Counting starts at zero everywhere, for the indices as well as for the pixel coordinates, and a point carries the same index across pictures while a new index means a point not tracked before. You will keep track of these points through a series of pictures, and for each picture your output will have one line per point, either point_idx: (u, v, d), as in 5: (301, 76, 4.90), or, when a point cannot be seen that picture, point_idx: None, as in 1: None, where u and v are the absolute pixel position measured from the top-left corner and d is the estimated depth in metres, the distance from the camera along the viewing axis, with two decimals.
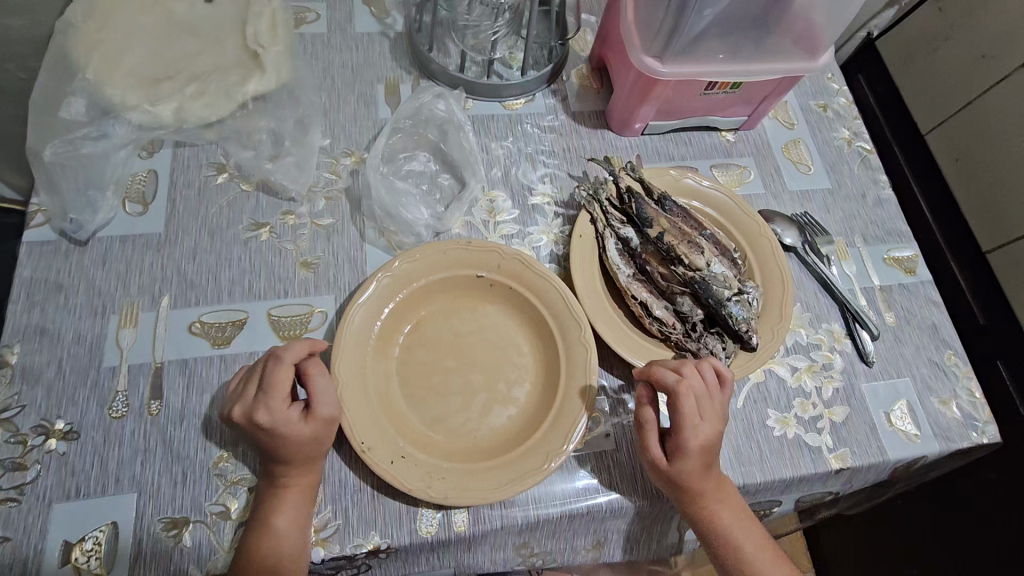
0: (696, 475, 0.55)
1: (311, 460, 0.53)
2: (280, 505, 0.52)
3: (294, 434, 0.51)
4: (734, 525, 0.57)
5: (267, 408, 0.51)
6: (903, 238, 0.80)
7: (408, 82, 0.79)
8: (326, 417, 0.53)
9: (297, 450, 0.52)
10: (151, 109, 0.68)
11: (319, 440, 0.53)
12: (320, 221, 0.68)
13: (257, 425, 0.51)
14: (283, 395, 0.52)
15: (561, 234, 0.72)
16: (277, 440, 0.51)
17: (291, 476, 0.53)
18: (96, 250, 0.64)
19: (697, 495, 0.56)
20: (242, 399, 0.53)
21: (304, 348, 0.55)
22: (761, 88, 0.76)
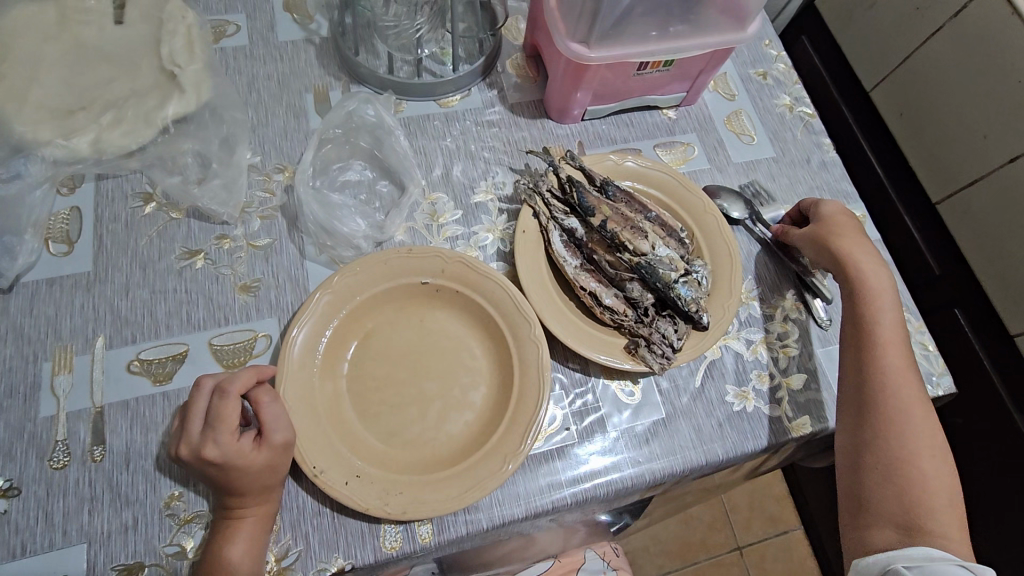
0: (848, 241, 0.67)
1: (266, 487, 0.52)
2: (232, 535, 0.51)
3: (247, 465, 0.50)
4: (886, 300, 0.64)
5: (215, 443, 0.50)
6: (850, 200, 0.80)
7: (338, 89, 0.77)
8: (281, 444, 0.52)
9: (249, 480, 0.51)
10: (66, 143, 0.65)
11: (274, 466, 0.52)
12: (257, 243, 0.67)
13: (207, 460, 0.50)
14: (231, 427, 0.51)
15: (506, 230, 0.71)
16: (228, 471, 0.50)
17: (247, 504, 0.52)
18: (22, 298, 0.61)
19: (869, 271, 0.65)
20: (186, 434, 0.51)
21: (252, 375, 0.53)
22: (695, 63, 0.75)
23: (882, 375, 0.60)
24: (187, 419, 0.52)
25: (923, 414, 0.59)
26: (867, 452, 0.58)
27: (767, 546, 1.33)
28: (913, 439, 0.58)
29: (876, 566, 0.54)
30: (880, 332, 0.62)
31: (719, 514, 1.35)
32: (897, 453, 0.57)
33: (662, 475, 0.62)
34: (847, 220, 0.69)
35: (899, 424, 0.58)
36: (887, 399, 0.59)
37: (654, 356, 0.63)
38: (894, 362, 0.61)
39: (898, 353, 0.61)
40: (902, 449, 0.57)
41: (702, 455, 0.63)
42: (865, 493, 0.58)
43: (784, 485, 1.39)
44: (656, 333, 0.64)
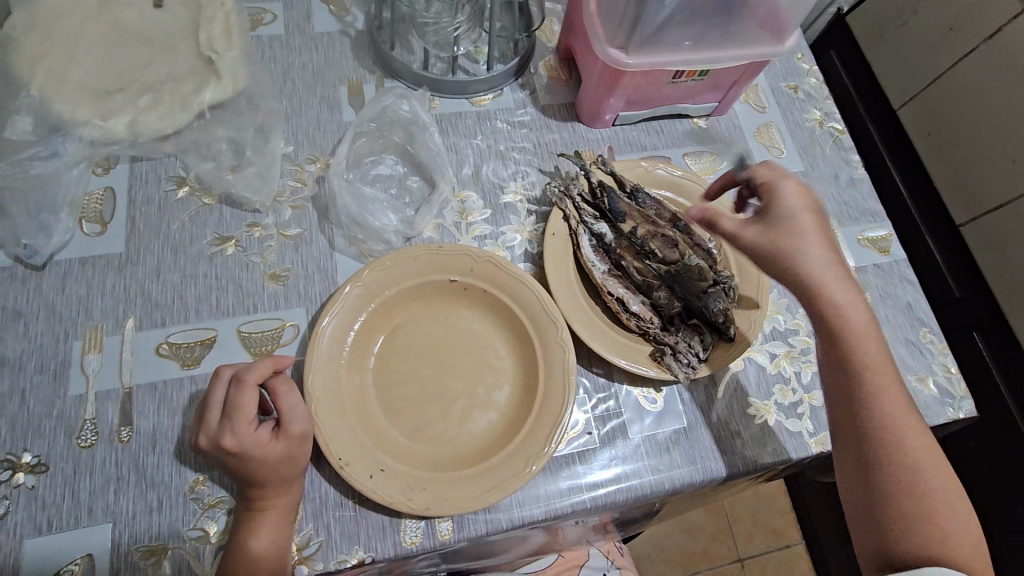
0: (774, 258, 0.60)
1: (286, 479, 0.52)
2: (255, 527, 0.51)
3: (264, 455, 0.51)
4: (863, 322, 0.59)
5: (233, 433, 0.50)
6: (877, 218, 0.80)
7: (372, 82, 0.77)
8: (298, 433, 0.53)
9: (270, 472, 0.51)
10: (103, 124, 0.65)
11: (294, 458, 0.53)
12: (288, 232, 0.67)
13: (225, 450, 0.50)
14: (249, 417, 0.51)
15: (535, 231, 0.71)
16: (247, 461, 0.51)
17: (269, 496, 0.52)
18: (54, 276, 0.61)
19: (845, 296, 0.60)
20: (205, 423, 0.52)
21: (269, 366, 0.54)
22: (729, 73, 0.75)
23: (875, 421, 0.56)
24: (204, 408, 0.52)
25: (924, 453, 0.55)
26: (876, 507, 0.54)
27: (769, 558, 1.33)
28: (920, 485, 0.54)
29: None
30: (863, 364, 0.57)
31: (722, 524, 1.36)
32: (909, 505, 0.53)
33: (681, 485, 0.62)
34: (801, 214, 0.61)
35: (904, 473, 0.54)
36: (883, 449, 0.55)
37: (679, 365, 0.63)
38: (882, 399, 0.56)
39: (887, 388, 0.57)
40: (913, 499, 0.54)
41: (722, 466, 0.63)
42: (882, 548, 0.54)
43: (788, 498, 1.39)
44: (681, 342, 0.64)
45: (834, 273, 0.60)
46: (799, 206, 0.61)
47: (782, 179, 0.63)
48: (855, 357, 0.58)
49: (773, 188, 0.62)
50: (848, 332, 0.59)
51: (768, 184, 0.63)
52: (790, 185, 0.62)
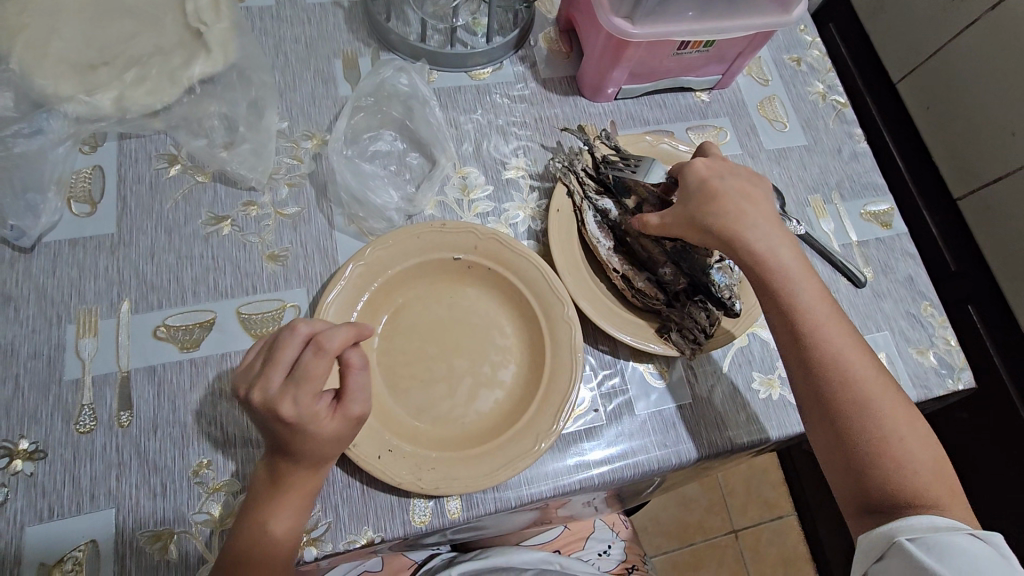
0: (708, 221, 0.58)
1: (325, 460, 0.49)
2: (276, 508, 0.49)
3: (317, 432, 0.47)
4: (793, 264, 0.57)
5: (294, 401, 0.47)
6: (879, 191, 0.80)
7: (368, 55, 0.74)
8: (353, 417, 0.49)
9: (311, 452, 0.48)
10: (89, 100, 0.62)
11: (339, 442, 0.49)
12: (285, 211, 0.65)
13: (280, 416, 0.47)
14: (317, 388, 0.47)
15: (538, 208, 0.70)
16: (297, 434, 0.47)
17: (297, 476, 0.49)
18: (43, 258, 0.59)
19: (754, 242, 0.57)
20: (265, 381, 0.47)
21: (350, 336, 0.48)
22: (734, 45, 0.73)
23: (820, 365, 0.54)
24: (270, 361, 0.48)
25: (874, 388, 0.54)
26: (838, 453, 0.53)
27: (762, 530, 1.36)
28: (875, 421, 0.53)
29: (878, 545, 0.50)
30: (808, 316, 0.55)
31: (716, 498, 1.37)
32: (868, 444, 0.52)
33: (689, 460, 0.62)
34: (711, 180, 0.60)
35: (857, 413, 0.53)
36: (831, 393, 0.54)
37: (685, 341, 0.63)
38: (824, 340, 0.55)
39: (829, 327, 0.55)
40: (870, 438, 0.52)
41: (729, 440, 0.63)
42: (853, 488, 0.53)
43: (781, 472, 1.41)
44: (687, 318, 0.63)
45: (756, 225, 0.58)
46: (709, 174, 0.61)
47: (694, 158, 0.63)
48: (792, 302, 0.56)
49: (686, 166, 0.62)
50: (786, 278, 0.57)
51: (677, 168, 0.63)
52: (706, 160, 0.62)
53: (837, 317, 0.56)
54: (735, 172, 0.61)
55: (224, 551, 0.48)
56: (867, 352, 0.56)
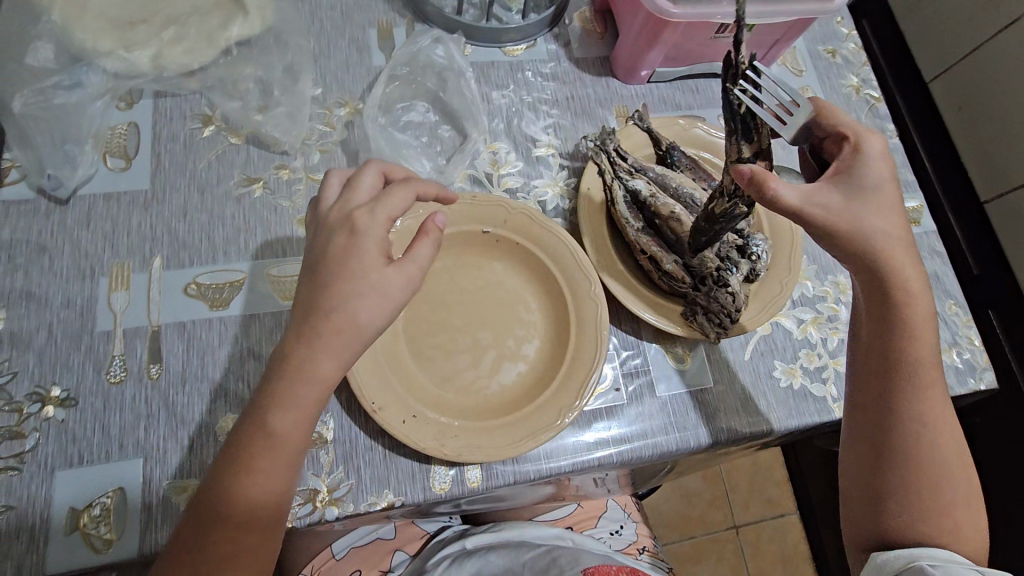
0: (871, 227, 0.50)
1: (352, 329, 0.45)
2: (281, 403, 0.45)
3: (371, 264, 0.46)
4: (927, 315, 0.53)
5: (371, 210, 0.47)
6: (910, 188, 0.79)
7: (402, 26, 0.74)
8: (402, 270, 0.46)
9: (352, 308, 0.45)
10: (127, 56, 0.62)
11: (385, 298, 0.46)
12: (317, 176, 0.65)
13: (352, 222, 0.47)
14: (390, 218, 0.48)
15: (567, 187, 0.70)
16: (352, 260, 0.45)
17: (321, 349, 0.44)
18: (78, 210, 0.60)
19: (911, 277, 0.52)
20: (347, 199, 0.49)
21: (434, 191, 0.53)
22: (772, 32, 0.72)
23: (914, 416, 0.53)
24: (352, 185, 0.50)
25: (953, 451, 0.54)
26: (886, 496, 0.54)
27: (763, 526, 1.36)
28: (941, 481, 0.53)
29: (893, 564, 0.51)
30: (914, 371, 0.53)
31: (719, 492, 1.38)
32: (927, 500, 0.53)
33: (707, 443, 0.62)
34: (883, 179, 0.51)
35: (929, 470, 0.53)
36: (914, 446, 0.53)
37: (711, 325, 0.62)
38: (931, 395, 0.53)
39: (937, 384, 0.54)
40: (930, 494, 0.53)
41: (748, 427, 0.63)
42: (874, 530, 0.55)
43: (785, 471, 1.41)
44: (716, 302, 0.62)
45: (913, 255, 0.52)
46: (881, 171, 0.52)
47: (870, 131, 0.53)
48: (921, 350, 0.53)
49: (863, 146, 0.52)
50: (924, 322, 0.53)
51: (852, 139, 0.52)
52: (878, 141, 0.52)
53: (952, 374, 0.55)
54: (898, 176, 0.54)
55: (211, 497, 0.45)
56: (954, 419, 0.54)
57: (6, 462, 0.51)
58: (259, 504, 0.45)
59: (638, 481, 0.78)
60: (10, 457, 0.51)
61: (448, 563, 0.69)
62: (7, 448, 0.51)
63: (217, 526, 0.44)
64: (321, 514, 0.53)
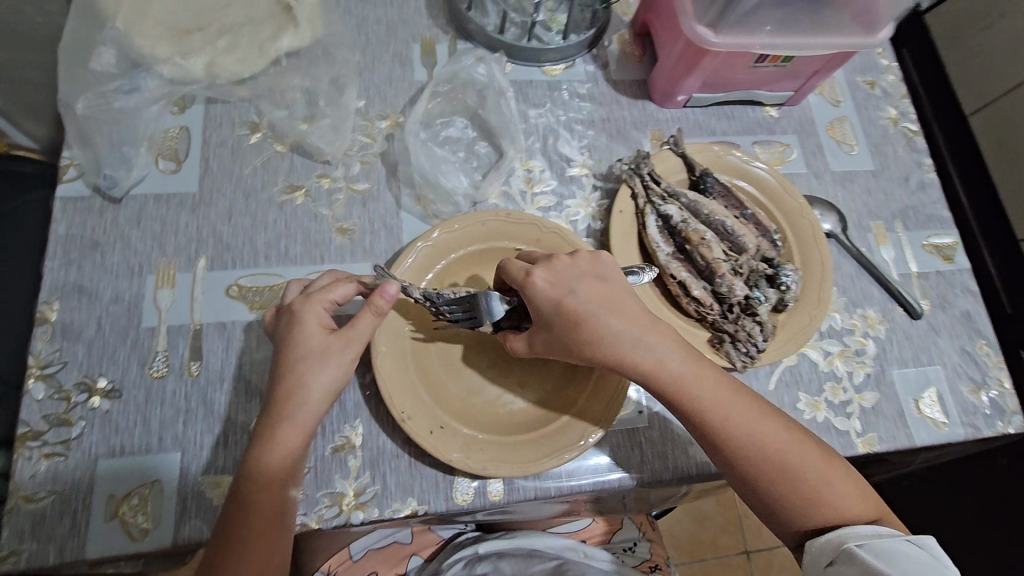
0: (603, 328, 0.53)
1: (293, 395, 0.50)
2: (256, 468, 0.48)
3: (311, 338, 0.51)
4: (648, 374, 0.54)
5: (304, 299, 0.53)
6: (944, 224, 0.78)
7: (445, 42, 0.76)
8: (343, 337, 0.51)
9: (302, 372, 0.50)
10: (183, 63, 0.65)
11: (322, 365, 0.50)
12: (356, 186, 0.67)
13: (290, 310, 0.53)
14: (327, 302, 0.53)
15: (599, 208, 0.71)
16: (296, 339, 0.51)
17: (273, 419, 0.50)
18: (130, 209, 0.63)
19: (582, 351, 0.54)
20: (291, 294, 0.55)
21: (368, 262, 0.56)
22: (811, 63, 0.73)
23: (747, 429, 0.52)
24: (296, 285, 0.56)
25: (788, 444, 0.53)
26: (768, 505, 0.53)
27: (775, 554, 1.35)
28: (799, 474, 0.52)
29: (826, 552, 0.50)
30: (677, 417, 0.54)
31: (732, 519, 1.37)
32: (797, 497, 0.52)
33: None
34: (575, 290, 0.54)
35: (787, 470, 0.52)
36: (760, 461, 0.52)
37: (738, 354, 0.64)
38: (727, 409, 0.53)
39: (727, 397, 0.53)
40: (799, 493, 0.52)
41: None
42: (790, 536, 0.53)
43: None
44: (741, 331, 0.63)
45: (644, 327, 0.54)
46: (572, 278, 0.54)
47: (533, 267, 0.55)
48: (685, 388, 0.53)
49: (528, 288, 0.54)
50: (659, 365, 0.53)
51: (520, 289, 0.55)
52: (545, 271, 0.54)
53: (715, 377, 0.54)
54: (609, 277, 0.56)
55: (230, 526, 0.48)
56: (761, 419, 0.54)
57: (52, 448, 0.53)
58: (271, 514, 0.49)
59: (654, 502, 0.79)
60: (57, 443, 0.54)
61: (461, 567, 0.71)
62: (55, 435, 0.54)
63: (231, 533, 0.47)
64: (347, 517, 0.55)
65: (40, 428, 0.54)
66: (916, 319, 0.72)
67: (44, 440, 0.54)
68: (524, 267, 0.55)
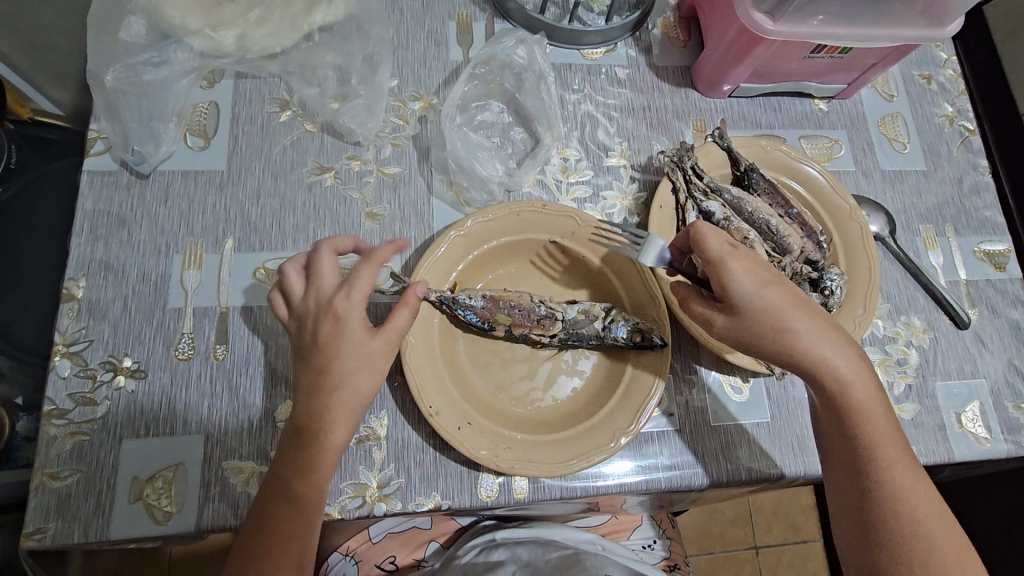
0: (789, 327, 0.49)
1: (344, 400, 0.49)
2: (300, 469, 0.48)
3: (359, 343, 0.49)
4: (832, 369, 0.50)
5: (347, 297, 0.49)
6: (998, 230, 0.74)
7: (482, 21, 0.72)
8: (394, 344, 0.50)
9: (341, 377, 0.48)
10: (213, 35, 0.62)
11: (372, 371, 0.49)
12: (387, 170, 0.65)
13: (333, 310, 0.49)
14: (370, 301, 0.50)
15: (637, 201, 0.68)
16: (342, 344, 0.49)
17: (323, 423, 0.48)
18: (157, 185, 0.61)
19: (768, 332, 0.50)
20: (317, 290, 0.51)
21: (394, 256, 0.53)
22: (869, 56, 0.68)
23: (898, 470, 0.49)
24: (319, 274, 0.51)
25: (932, 509, 0.49)
26: (877, 555, 0.49)
27: (785, 551, 1.26)
28: (930, 538, 0.48)
29: None
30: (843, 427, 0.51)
31: (742, 512, 1.28)
32: (922, 564, 0.48)
33: (758, 478, 0.60)
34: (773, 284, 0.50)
35: (920, 527, 0.48)
36: (900, 501, 0.49)
37: None
38: (889, 445, 0.50)
39: (890, 435, 0.50)
40: (924, 558, 0.48)
41: (804, 467, 0.61)
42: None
43: (814, 496, 1.30)
44: None
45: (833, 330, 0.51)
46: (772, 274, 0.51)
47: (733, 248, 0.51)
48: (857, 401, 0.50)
49: (725, 270, 0.50)
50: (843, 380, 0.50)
51: (713, 268, 0.51)
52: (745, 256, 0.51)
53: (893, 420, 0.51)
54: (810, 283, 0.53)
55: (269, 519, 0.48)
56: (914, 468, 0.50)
57: (78, 427, 0.53)
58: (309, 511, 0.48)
59: (675, 502, 0.77)
60: (82, 422, 0.53)
61: (477, 552, 0.69)
62: (80, 414, 0.53)
63: (275, 524, 0.47)
64: (370, 508, 0.54)
65: (66, 407, 0.53)
66: (964, 329, 0.69)
67: (69, 419, 0.53)
68: (727, 243, 0.51)
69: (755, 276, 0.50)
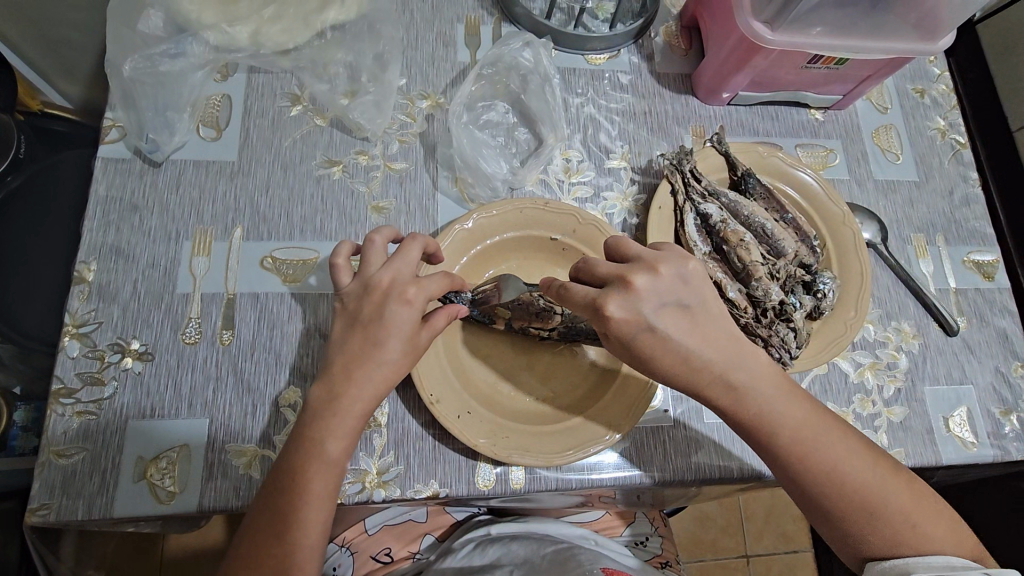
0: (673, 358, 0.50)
1: (387, 381, 0.49)
2: (329, 430, 0.47)
3: (404, 334, 0.49)
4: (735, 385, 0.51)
5: (422, 287, 0.51)
6: (988, 241, 0.76)
7: (490, 24, 0.74)
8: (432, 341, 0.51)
9: (390, 359, 0.49)
10: (229, 30, 0.64)
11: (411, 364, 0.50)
12: (394, 165, 0.67)
13: (404, 294, 0.50)
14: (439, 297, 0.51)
15: (637, 202, 0.70)
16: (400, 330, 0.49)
17: (355, 393, 0.48)
18: (170, 174, 0.63)
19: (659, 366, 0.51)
20: (395, 269, 0.51)
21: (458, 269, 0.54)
22: (865, 67, 0.70)
23: (828, 457, 0.50)
24: (396, 258, 0.52)
25: (874, 476, 0.50)
26: (836, 528, 0.51)
27: (775, 560, 1.27)
28: (877, 502, 0.50)
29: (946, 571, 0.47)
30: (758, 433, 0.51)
31: (734, 520, 1.28)
32: (878, 535, 0.50)
33: (750, 476, 0.61)
34: (654, 323, 0.50)
35: (867, 499, 0.50)
36: (836, 484, 0.50)
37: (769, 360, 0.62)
38: (807, 437, 0.50)
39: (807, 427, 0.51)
40: (877, 525, 0.50)
41: None
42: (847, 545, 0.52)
43: None
44: (775, 336, 0.62)
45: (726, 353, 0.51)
46: (653, 307, 0.50)
47: (606, 297, 0.50)
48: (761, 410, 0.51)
49: (602, 322, 0.50)
50: (738, 397, 0.51)
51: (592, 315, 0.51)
52: (624, 303, 0.49)
53: (807, 408, 0.51)
54: (705, 305, 0.52)
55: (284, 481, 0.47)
56: (849, 445, 0.51)
57: (85, 407, 0.54)
58: (329, 473, 0.47)
59: (668, 500, 0.78)
60: (89, 402, 0.54)
61: (472, 547, 0.69)
62: (88, 393, 0.55)
63: (296, 482, 0.46)
64: (369, 494, 0.55)
65: (74, 386, 0.55)
66: (953, 335, 0.71)
67: (77, 398, 0.54)
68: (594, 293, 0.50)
69: (630, 327, 0.50)
